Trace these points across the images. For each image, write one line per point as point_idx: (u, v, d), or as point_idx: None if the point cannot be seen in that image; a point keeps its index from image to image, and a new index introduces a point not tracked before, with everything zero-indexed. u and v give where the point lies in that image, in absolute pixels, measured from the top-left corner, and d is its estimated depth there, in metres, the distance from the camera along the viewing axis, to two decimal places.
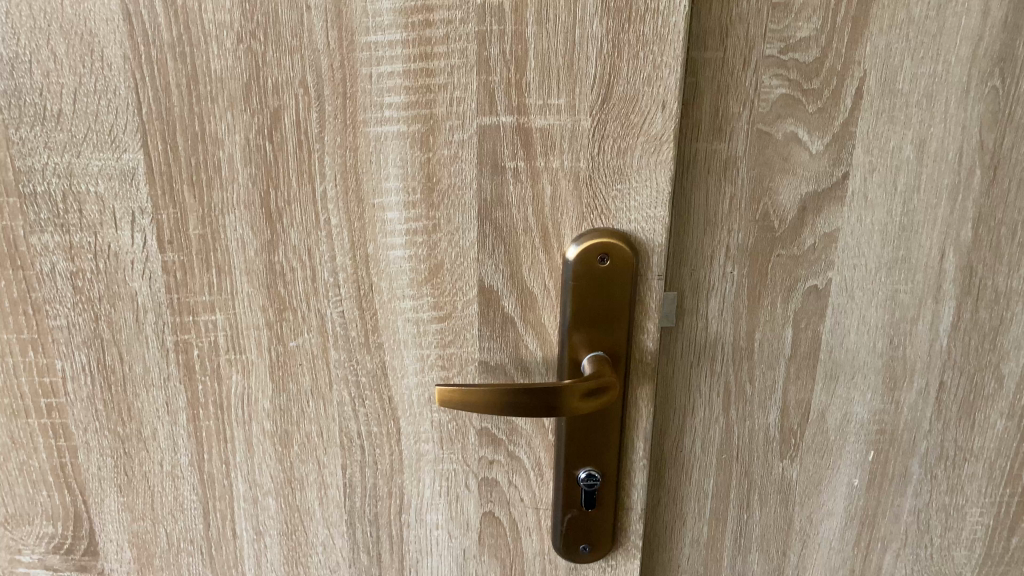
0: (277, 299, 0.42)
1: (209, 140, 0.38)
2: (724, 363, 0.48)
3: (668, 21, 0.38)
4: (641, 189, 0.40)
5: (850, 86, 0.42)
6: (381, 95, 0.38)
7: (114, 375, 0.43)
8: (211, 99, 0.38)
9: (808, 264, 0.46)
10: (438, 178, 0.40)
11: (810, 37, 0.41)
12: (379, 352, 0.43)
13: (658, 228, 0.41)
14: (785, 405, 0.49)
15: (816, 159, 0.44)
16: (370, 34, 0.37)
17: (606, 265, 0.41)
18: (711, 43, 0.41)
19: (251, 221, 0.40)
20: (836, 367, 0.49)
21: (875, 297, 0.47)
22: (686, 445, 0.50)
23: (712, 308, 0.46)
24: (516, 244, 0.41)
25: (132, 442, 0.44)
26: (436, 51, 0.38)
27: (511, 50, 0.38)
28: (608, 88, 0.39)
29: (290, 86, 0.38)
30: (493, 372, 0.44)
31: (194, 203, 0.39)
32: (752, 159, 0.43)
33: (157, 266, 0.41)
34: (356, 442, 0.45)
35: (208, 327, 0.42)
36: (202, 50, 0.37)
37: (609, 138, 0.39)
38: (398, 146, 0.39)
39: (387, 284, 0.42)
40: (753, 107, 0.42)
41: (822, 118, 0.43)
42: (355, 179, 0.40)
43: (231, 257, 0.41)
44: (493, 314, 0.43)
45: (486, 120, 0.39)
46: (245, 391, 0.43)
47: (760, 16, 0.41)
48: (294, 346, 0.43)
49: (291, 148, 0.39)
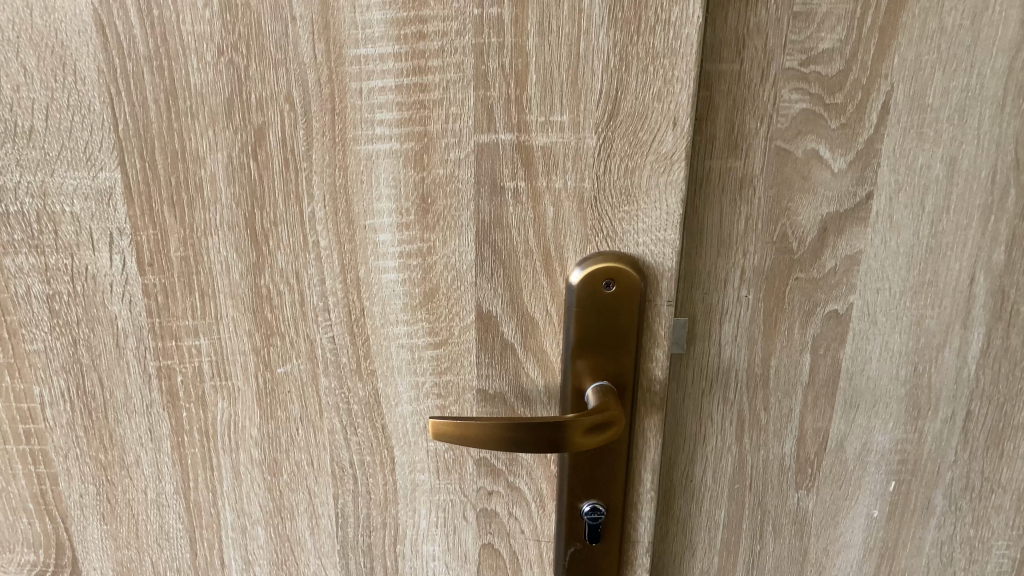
0: (264, 324, 0.39)
1: (190, 158, 0.36)
2: (738, 390, 0.45)
3: (680, 33, 0.35)
4: (650, 211, 0.38)
5: (876, 100, 0.39)
6: (372, 111, 0.36)
7: (94, 402, 0.41)
8: (191, 116, 0.35)
9: (828, 287, 0.43)
10: (434, 199, 0.38)
11: (833, 48, 0.38)
12: (371, 379, 0.41)
13: (668, 251, 0.39)
14: (801, 434, 0.47)
15: (839, 178, 0.41)
16: (360, 46, 0.35)
17: (612, 291, 0.39)
18: (726, 54, 0.38)
19: (235, 243, 0.38)
20: (857, 394, 0.46)
21: (900, 322, 0.44)
22: (696, 475, 0.47)
23: (726, 333, 0.44)
24: (516, 268, 0.39)
25: (114, 470, 0.42)
26: (430, 65, 0.35)
27: (511, 63, 0.35)
28: (615, 104, 0.36)
29: (275, 101, 0.35)
30: (493, 401, 0.42)
31: (175, 224, 0.37)
32: (769, 178, 0.40)
33: (138, 289, 0.38)
34: (349, 472, 0.43)
35: (192, 353, 0.40)
36: (181, 64, 0.35)
37: (616, 156, 0.37)
38: (391, 164, 0.37)
39: (379, 309, 0.39)
40: (771, 123, 0.39)
41: (845, 134, 0.40)
42: (344, 199, 0.37)
43: (215, 280, 0.38)
44: (493, 341, 0.41)
45: (485, 137, 0.37)
46: (231, 418, 0.41)
47: (780, 26, 0.38)
48: (282, 372, 0.40)
49: (277, 167, 0.37)
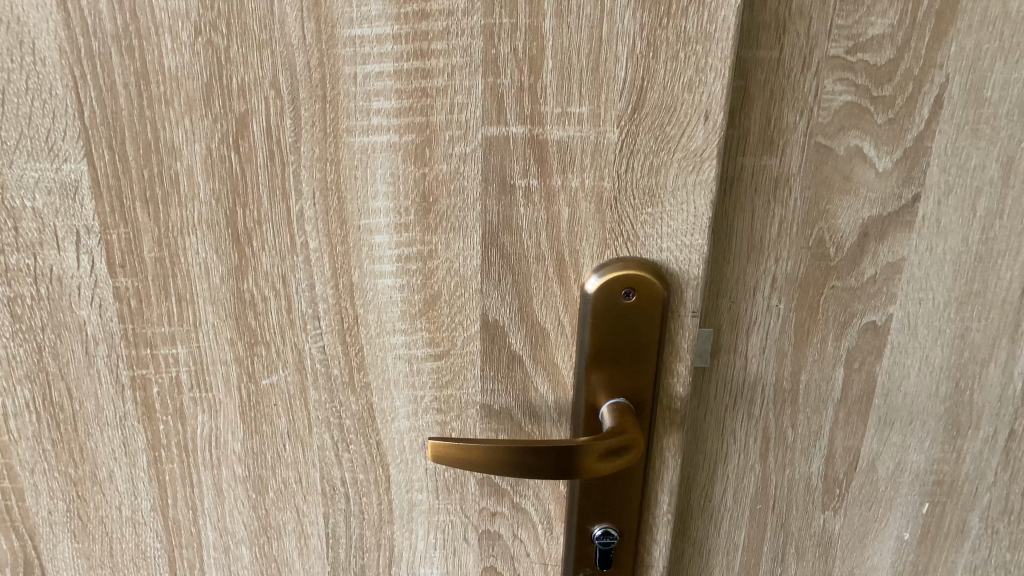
0: (247, 332, 0.36)
1: (165, 149, 0.32)
2: (764, 406, 0.42)
3: (716, 16, 0.31)
4: (675, 214, 0.34)
5: (928, 93, 0.36)
6: (368, 99, 0.32)
7: (61, 414, 0.37)
8: (165, 102, 0.32)
9: (866, 297, 0.39)
10: (436, 198, 0.34)
11: (884, 34, 0.34)
12: (366, 393, 0.37)
13: (695, 257, 0.35)
14: (830, 453, 0.43)
15: (884, 179, 0.37)
16: (355, 27, 0.31)
17: (631, 300, 0.35)
18: (766, 40, 0.34)
19: (215, 243, 0.34)
20: (892, 411, 0.42)
21: (942, 335, 0.41)
22: (716, 495, 0.44)
23: (753, 345, 0.40)
24: (527, 274, 0.35)
25: (85, 486, 0.39)
26: (433, 48, 0.31)
27: (524, 48, 0.31)
28: (641, 95, 0.32)
29: (259, 87, 0.32)
30: (498, 417, 0.38)
31: (149, 222, 0.34)
32: (807, 178, 0.37)
33: (108, 293, 0.35)
34: (341, 491, 0.40)
35: (169, 362, 0.36)
36: (153, 44, 0.31)
37: (640, 153, 0.33)
38: (389, 159, 0.33)
39: (375, 318, 0.36)
40: (811, 117, 0.35)
41: (892, 131, 0.36)
42: (336, 197, 0.34)
43: (194, 284, 0.35)
44: (499, 353, 0.37)
45: (494, 130, 0.33)
46: (212, 432, 0.38)
47: (826, 9, 0.34)
48: (267, 384, 0.37)
49: (262, 161, 0.33)
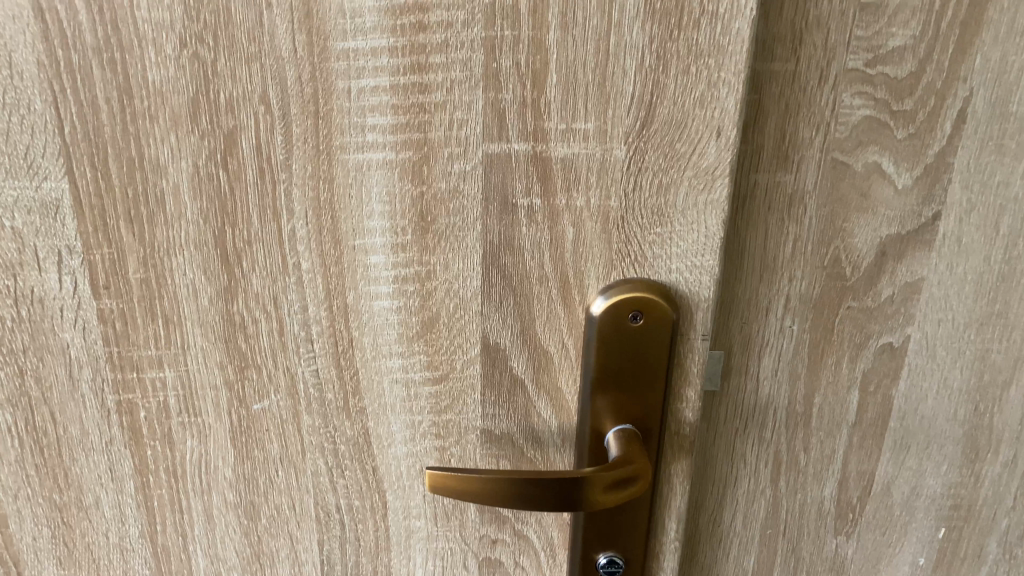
0: (237, 356, 0.34)
1: (149, 166, 0.31)
2: (776, 429, 0.40)
3: (730, 28, 0.29)
4: (685, 234, 0.33)
5: (951, 107, 0.34)
6: (362, 115, 0.30)
7: (45, 439, 0.36)
8: (149, 118, 0.30)
9: (883, 318, 0.38)
10: (435, 217, 0.32)
11: (905, 46, 0.33)
12: (361, 419, 0.36)
13: (705, 279, 0.34)
14: (844, 477, 0.42)
15: (903, 196, 0.35)
16: (348, 39, 0.29)
17: (639, 323, 0.34)
18: (781, 52, 0.32)
19: (203, 264, 0.33)
20: (908, 435, 0.41)
21: (962, 357, 0.39)
22: (725, 519, 0.42)
23: (765, 368, 0.38)
24: (529, 295, 0.34)
25: (70, 512, 0.37)
26: (431, 62, 0.30)
27: (527, 61, 0.30)
28: (650, 110, 0.31)
29: (248, 103, 0.30)
30: (499, 443, 0.37)
31: (134, 242, 0.32)
32: (823, 196, 0.35)
33: (92, 315, 0.33)
34: (336, 518, 0.38)
35: (156, 387, 0.35)
36: (136, 57, 0.29)
37: (648, 171, 0.32)
38: (385, 177, 0.31)
39: (370, 340, 0.34)
40: (828, 132, 0.34)
41: (913, 146, 0.34)
42: (330, 216, 0.32)
43: (181, 306, 0.33)
44: (500, 377, 0.35)
45: (495, 147, 0.31)
46: (202, 458, 0.37)
47: (845, 19, 0.32)
48: (258, 409, 0.35)
49: (251, 179, 0.31)
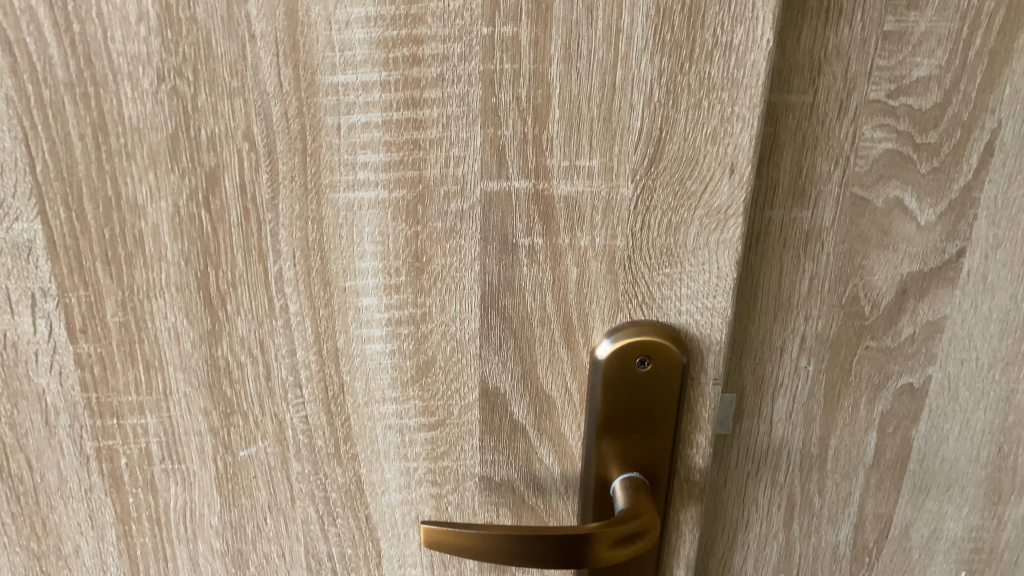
0: (222, 402, 0.33)
1: (127, 206, 0.29)
2: (789, 472, 0.38)
3: (745, 61, 0.27)
4: (696, 275, 0.31)
5: (978, 139, 0.32)
6: (353, 152, 0.29)
7: (21, 486, 0.34)
8: (126, 156, 0.28)
9: (903, 358, 0.36)
10: (430, 257, 0.30)
11: (930, 76, 0.31)
12: (353, 465, 0.34)
13: (717, 321, 0.32)
14: (860, 520, 0.40)
15: (926, 233, 0.33)
16: (338, 73, 0.27)
17: (647, 369, 0.32)
18: (798, 83, 0.30)
19: (185, 306, 0.31)
20: (928, 478, 0.39)
21: (985, 398, 0.37)
22: (735, 563, 0.41)
23: (779, 409, 0.37)
24: (530, 339, 0.32)
25: (50, 560, 0.36)
26: (426, 96, 0.28)
27: (528, 95, 0.28)
28: (659, 147, 0.29)
29: (231, 139, 0.28)
30: (498, 490, 0.35)
31: (111, 284, 0.30)
32: (841, 232, 0.33)
33: (69, 359, 0.32)
34: (327, 566, 0.36)
35: (137, 433, 0.33)
36: (111, 92, 0.27)
37: (656, 210, 0.30)
38: (377, 217, 0.30)
39: (362, 386, 0.33)
40: (848, 166, 0.32)
41: (936, 181, 0.33)
42: (319, 257, 0.30)
43: (163, 350, 0.32)
44: (499, 422, 0.34)
45: (493, 185, 0.29)
46: (186, 505, 0.35)
47: (866, 49, 0.30)
48: (245, 455, 0.34)
49: (235, 219, 0.29)
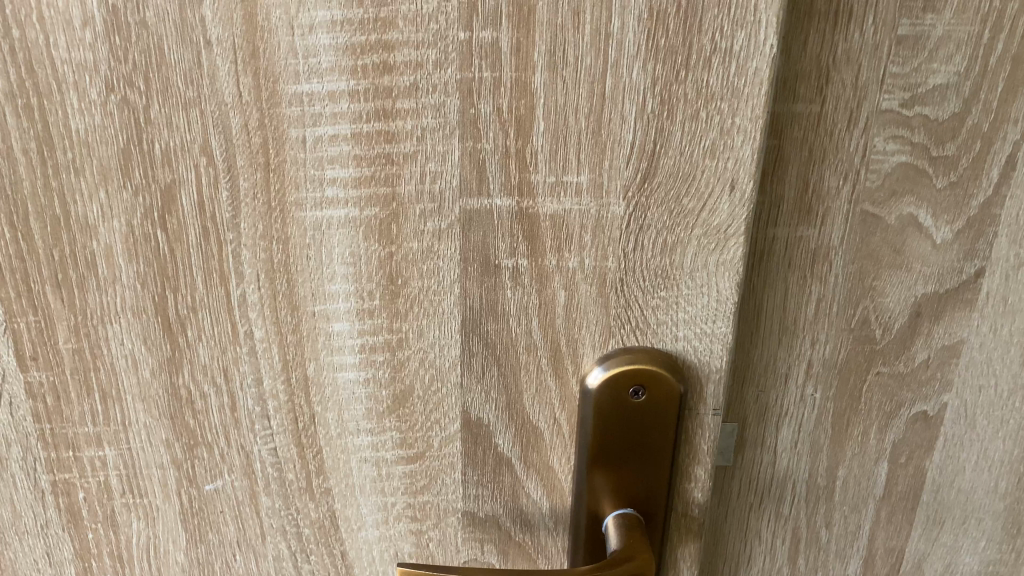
0: (185, 433, 0.30)
1: (77, 226, 0.27)
2: (794, 504, 0.36)
3: (746, 68, 0.25)
4: (694, 299, 0.28)
5: (998, 153, 0.30)
6: (321, 167, 0.26)
7: None
8: (75, 172, 0.26)
9: (917, 384, 0.34)
10: (406, 280, 0.28)
11: (947, 84, 0.28)
12: (326, 499, 0.32)
13: (717, 348, 0.29)
14: (870, 554, 0.37)
15: (942, 252, 0.31)
16: (302, 82, 0.25)
17: (641, 400, 0.30)
18: (805, 91, 0.28)
19: (143, 333, 0.29)
20: (942, 510, 0.37)
21: (1005, 426, 0.35)
22: None
23: (783, 439, 0.34)
24: (515, 367, 0.30)
25: None
26: (399, 107, 0.26)
27: (510, 106, 0.26)
28: (653, 162, 0.26)
29: (188, 153, 0.26)
30: (482, 526, 0.33)
31: (63, 309, 0.28)
32: (851, 252, 0.31)
33: (19, 389, 0.30)
34: None
35: (95, 466, 0.31)
36: (56, 103, 0.25)
37: (651, 229, 0.27)
38: (347, 237, 0.27)
39: (335, 417, 0.30)
40: (858, 180, 0.29)
41: (953, 197, 0.30)
42: (285, 280, 0.28)
43: (120, 379, 0.29)
44: (482, 455, 0.31)
45: (473, 203, 0.27)
46: (149, 542, 0.33)
47: (879, 54, 0.28)
48: (211, 489, 0.32)
49: (194, 239, 0.27)
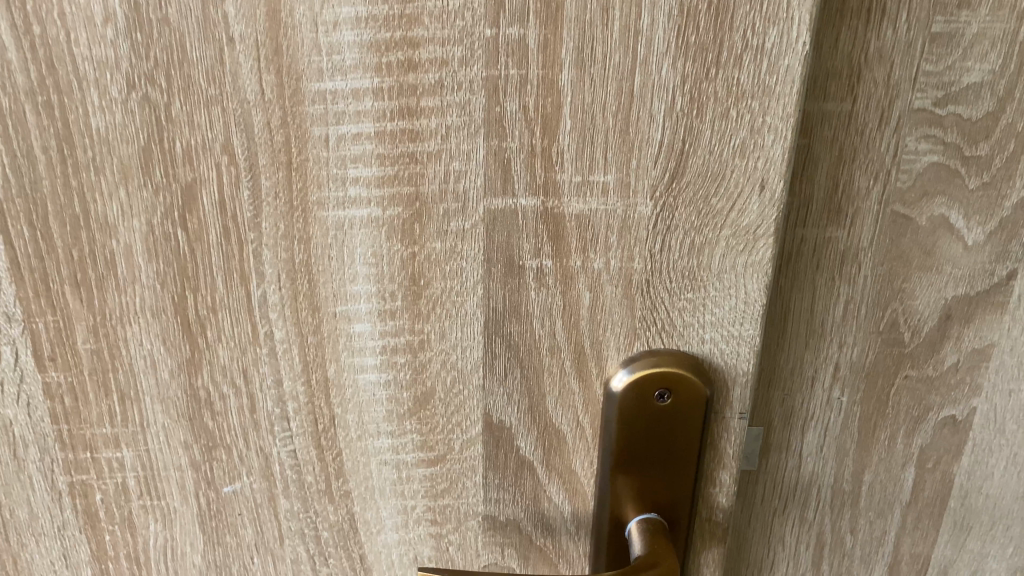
0: (204, 434, 0.30)
1: (96, 225, 0.27)
2: (818, 508, 0.35)
3: (778, 66, 0.24)
4: (721, 301, 0.28)
5: None
6: (344, 166, 0.26)
7: None
8: (94, 170, 0.26)
9: (945, 388, 0.33)
10: (428, 281, 0.28)
11: (981, 83, 0.28)
12: (345, 502, 0.32)
13: (744, 351, 0.29)
14: (894, 561, 0.37)
15: (974, 253, 0.30)
16: (325, 79, 0.25)
17: (666, 404, 0.29)
18: (836, 89, 0.27)
19: (162, 333, 0.28)
20: (970, 516, 0.36)
21: None
22: None
23: (809, 442, 0.34)
24: (538, 369, 0.29)
25: None
26: (423, 105, 0.25)
27: (536, 104, 0.25)
28: (681, 161, 0.26)
29: (209, 151, 0.26)
30: (503, 530, 0.32)
31: (81, 309, 0.28)
32: (880, 253, 0.30)
33: (37, 390, 0.29)
34: None
35: (113, 467, 0.31)
36: (76, 101, 0.25)
37: (678, 229, 0.27)
38: (370, 237, 0.27)
39: (355, 419, 0.30)
40: (889, 181, 0.29)
41: (986, 197, 0.30)
42: (307, 280, 0.28)
43: (138, 380, 0.29)
44: (504, 459, 0.31)
45: (497, 203, 0.27)
46: (167, 544, 0.32)
47: (912, 52, 0.27)
48: (229, 491, 0.31)
49: (214, 239, 0.27)
